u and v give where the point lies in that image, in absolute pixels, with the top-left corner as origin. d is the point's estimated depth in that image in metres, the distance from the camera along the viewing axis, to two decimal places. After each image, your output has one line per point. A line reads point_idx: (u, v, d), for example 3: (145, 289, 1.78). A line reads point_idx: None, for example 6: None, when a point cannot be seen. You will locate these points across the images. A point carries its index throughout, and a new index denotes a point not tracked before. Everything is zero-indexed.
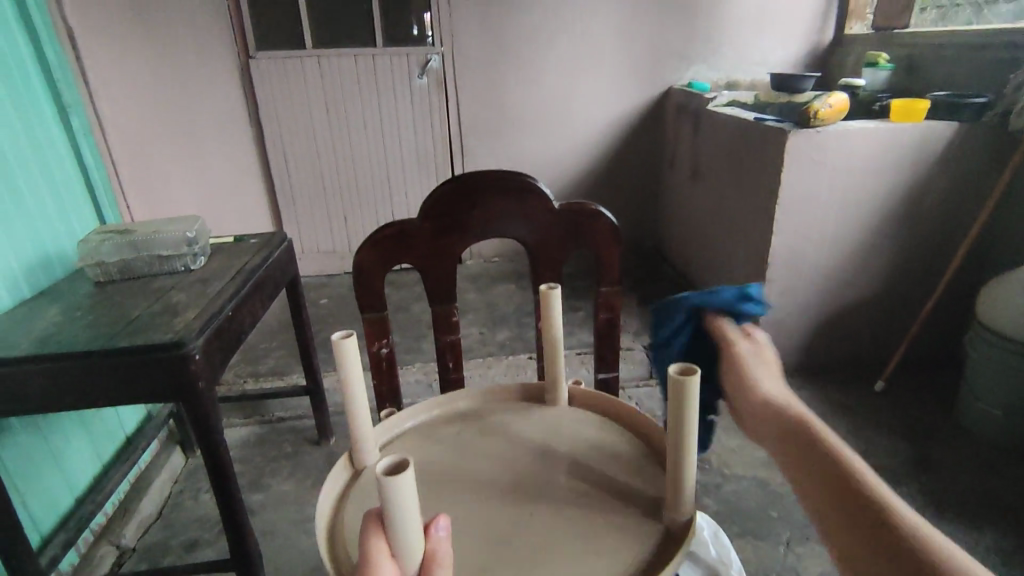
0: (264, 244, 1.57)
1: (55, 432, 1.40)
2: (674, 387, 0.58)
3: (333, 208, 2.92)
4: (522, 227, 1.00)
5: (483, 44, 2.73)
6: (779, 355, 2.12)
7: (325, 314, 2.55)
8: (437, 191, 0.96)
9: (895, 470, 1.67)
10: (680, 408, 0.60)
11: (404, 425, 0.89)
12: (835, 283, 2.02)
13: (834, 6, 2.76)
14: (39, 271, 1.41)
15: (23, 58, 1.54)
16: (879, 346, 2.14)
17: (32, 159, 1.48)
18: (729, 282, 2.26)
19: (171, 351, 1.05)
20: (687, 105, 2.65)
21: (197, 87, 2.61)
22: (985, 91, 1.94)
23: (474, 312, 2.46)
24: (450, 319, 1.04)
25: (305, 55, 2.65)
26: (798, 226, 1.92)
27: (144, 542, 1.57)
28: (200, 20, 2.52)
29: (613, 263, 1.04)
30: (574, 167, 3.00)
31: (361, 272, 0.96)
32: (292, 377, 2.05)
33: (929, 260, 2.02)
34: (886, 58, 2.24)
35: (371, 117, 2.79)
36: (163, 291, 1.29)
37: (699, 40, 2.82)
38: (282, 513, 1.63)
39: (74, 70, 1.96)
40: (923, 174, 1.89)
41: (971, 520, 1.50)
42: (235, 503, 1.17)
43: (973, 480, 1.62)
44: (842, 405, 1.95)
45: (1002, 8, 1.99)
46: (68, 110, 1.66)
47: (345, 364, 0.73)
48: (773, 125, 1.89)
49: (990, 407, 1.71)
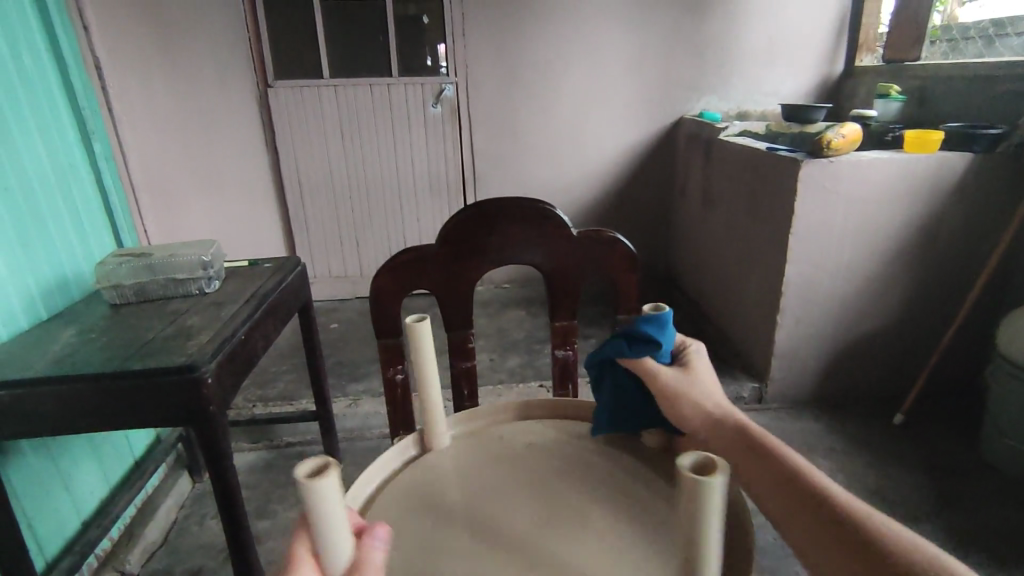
0: (278, 269, 1.58)
1: (65, 454, 1.40)
2: (686, 485, 0.42)
3: (346, 233, 2.94)
4: (539, 253, 1.00)
5: (496, 74, 2.78)
6: (795, 386, 2.08)
7: (336, 339, 2.55)
8: (454, 217, 0.96)
9: (916, 506, 1.62)
10: (694, 511, 0.43)
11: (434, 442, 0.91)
12: (850, 313, 2.00)
13: (843, 40, 2.81)
14: (56, 292, 1.42)
15: (51, 86, 1.58)
16: (898, 378, 2.10)
17: (54, 184, 1.51)
18: (742, 311, 2.24)
19: (184, 374, 1.05)
20: (698, 135, 2.66)
21: (217, 115, 2.67)
22: (998, 121, 1.94)
23: (485, 338, 2.45)
24: (467, 344, 1.03)
25: (322, 84, 2.71)
26: (813, 256, 1.91)
27: (149, 568, 1.55)
28: (222, 50, 2.59)
29: (629, 290, 1.04)
30: (585, 195, 3.02)
31: (378, 297, 0.96)
32: (301, 402, 2.03)
33: (946, 290, 1.99)
34: (897, 89, 2.25)
35: (385, 144, 2.84)
36: (178, 315, 1.30)
37: (710, 71, 2.85)
38: (289, 541, 1.60)
39: (98, 97, 2.02)
40: (938, 205, 1.88)
41: (998, 560, 1.44)
42: (244, 532, 1.15)
43: (1000, 517, 1.57)
44: (861, 439, 1.91)
45: (1014, 41, 2.00)
46: (92, 136, 1.70)
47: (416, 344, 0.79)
48: (785, 155, 1.90)
49: (1013, 442, 1.67)
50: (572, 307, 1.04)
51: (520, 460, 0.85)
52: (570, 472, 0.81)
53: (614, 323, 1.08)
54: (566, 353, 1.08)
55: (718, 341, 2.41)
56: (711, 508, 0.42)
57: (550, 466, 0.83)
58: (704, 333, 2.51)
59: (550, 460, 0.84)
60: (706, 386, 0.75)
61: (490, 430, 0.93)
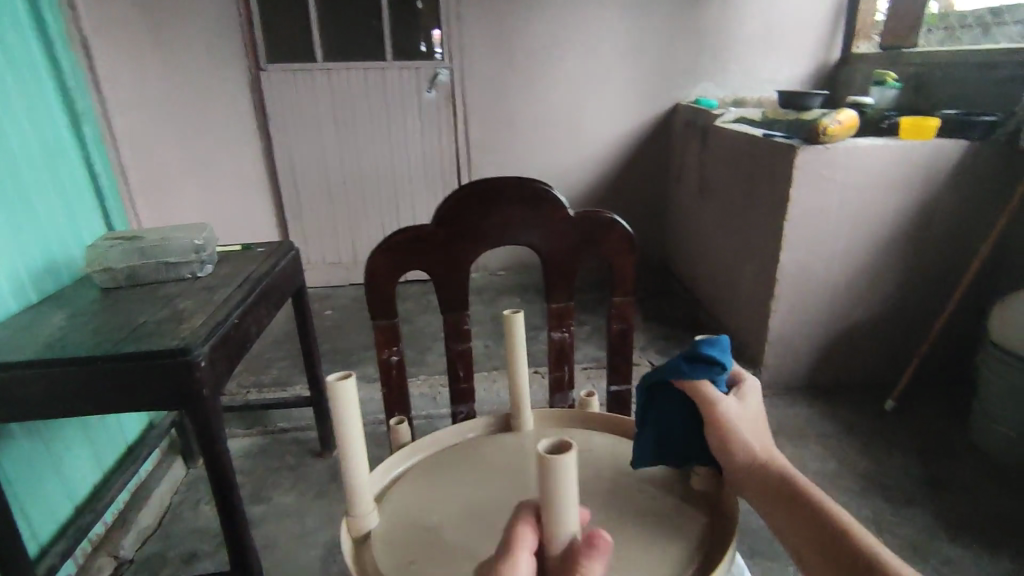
0: (271, 253, 1.57)
1: (57, 439, 1.39)
2: (543, 465, 0.46)
3: (340, 219, 2.92)
4: (536, 235, 0.99)
5: (491, 59, 2.76)
6: (788, 371, 2.10)
7: (329, 325, 2.54)
8: (449, 198, 0.95)
9: (907, 490, 1.64)
10: (549, 489, 0.47)
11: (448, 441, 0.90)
12: (844, 300, 2.01)
13: (840, 28, 2.79)
14: (46, 276, 1.41)
15: (39, 66, 1.55)
16: (891, 365, 2.11)
17: (43, 166, 1.49)
18: (736, 297, 2.25)
19: (176, 357, 1.04)
20: (694, 121, 2.66)
21: (208, 98, 2.63)
22: (994, 110, 1.94)
23: (480, 325, 2.45)
24: (461, 327, 1.03)
25: (316, 68, 2.67)
26: (808, 243, 1.91)
27: (143, 553, 1.55)
28: (212, 32, 2.55)
29: (626, 273, 1.04)
30: (580, 182, 3.00)
31: (373, 277, 0.95)
32: (295, 388, 2.03)
33: (940, 278, 2.00)
34: (893, 77, 2.24)
35: (379, 128, 2.81)
36: (170, 298, 1.28)
37: (707, 58, 2.84)
38: (284, 526, 1.60)
39: (88, 80, 1.99)
40: (933, 193, 1.88)
41: (987, 543, 1.46)
42: (238, 515, 1.15)
43: (988, 501, 1.59)
44: (851, 424, 1.93)
45: (1010, 29, 2.00)
46: (81, 117, 1.67)
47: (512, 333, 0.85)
48: (781, 141, 1.89)
49: (1004, 428, 1.68)
50: (568, 290, 1.03)
51: (522, 449, 0.86)
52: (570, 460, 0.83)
53: (609, 306, 1.08)
54: (562, 335, 1.08)
55: (711, 328, 2.41)
56: (562, 486, 0.47)
57: None
58: (698, 320, 2.52)
59: None
60: (755, 421, 0.70)
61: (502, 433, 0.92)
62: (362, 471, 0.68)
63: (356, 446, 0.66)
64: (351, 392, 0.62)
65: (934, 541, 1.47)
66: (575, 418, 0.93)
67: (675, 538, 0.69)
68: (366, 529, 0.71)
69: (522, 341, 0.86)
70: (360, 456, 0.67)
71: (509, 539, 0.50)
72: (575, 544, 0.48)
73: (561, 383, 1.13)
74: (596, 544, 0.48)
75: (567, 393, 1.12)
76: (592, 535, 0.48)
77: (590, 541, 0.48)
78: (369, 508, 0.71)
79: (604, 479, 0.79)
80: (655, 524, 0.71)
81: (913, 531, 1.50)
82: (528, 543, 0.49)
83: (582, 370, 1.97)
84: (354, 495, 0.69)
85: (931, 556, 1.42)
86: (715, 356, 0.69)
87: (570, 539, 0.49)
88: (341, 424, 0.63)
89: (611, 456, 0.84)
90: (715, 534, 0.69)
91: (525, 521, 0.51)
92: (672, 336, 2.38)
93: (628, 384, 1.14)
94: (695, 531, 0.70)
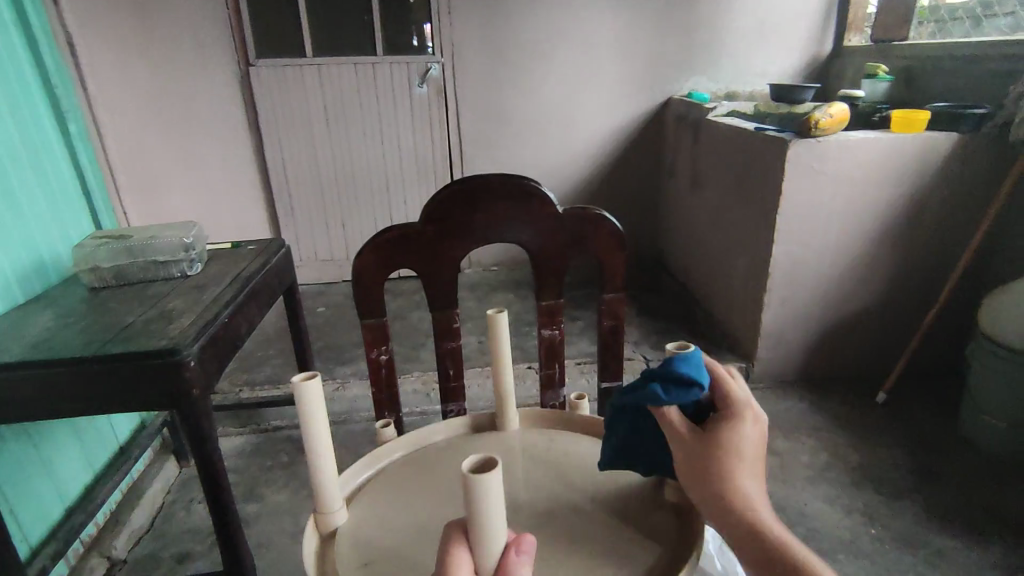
0: (262, 251, 1.56)
1: (47, 440, 1.38)
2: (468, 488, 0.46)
3: (331, 215, 2.91)
4: (526, 232, 0.98)
5: (482, 54, 2.74)
6: (781, 365, 2.11)
7: (322, 322, 2.53)
8: (438, 195, 0.94)
9: (898, 481, 1.65)
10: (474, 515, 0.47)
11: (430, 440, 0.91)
12: (836, 293, 2.01)
13: (832, 20, 2.79)
14: (33, 276, 1.39)
15: (23, 64, 1.53)
16: (882, 357, 2.12)
17: (29, 165, 1.47)
18: (729, 291, 2.25)
19: (165, 358, 1.03)
20: (686, 115, 2.65)
21: (197, 94, 2.60)
22: (984, 103, 1.94)
23: (473, 320, 2.44)
24: (452, 326, 1.02)
25: (306, 63, 2.65)
26: (799, 237, 1.92)
27: (136, 553, 1.54)
28: (200, 27, 2.52)
29: (616, 269, 1.03)
30: (573, 177, 3.00)
31: (361, 276, 0.95)
32: (288, 386, 2.02)
33: (931, 271, 2.01)
34: (885, 69, 2.24)
35: (370, 124, 2.79)
36: (159, 298, 1.27)
37: (699, 51, 2.83)
38: (277, 525, 1.60)
39: (73, 77, 1.97)
40: (923, 186, 1.89)
41: (976, 534, 1.47)
42: (229, 515, 1.14)
43: (978, 493, 1.60)
44: (843, 417, 1.94)
45: (1001, 21, 1.99)
46: (66, 115, 1.66)
47: (496, 335, 0.86)
48: (773, 135, 1.89)
49: (994, 420, 1.69)
50: (558, 286, 1.03)
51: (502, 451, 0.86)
52: (555, 462, 0.83)
53: (600, 303, 1.08)
54: (552, 332, 1.08)
55: (704, 322, 2.42)
56: (483, 511, 0.47)
57: (537, 455, 0.85)
58: (691, 314, 2.52)
59: (537, 448, 0.86)
60: (742, 449, 0.58)
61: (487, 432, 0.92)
62: (329, 472, 0.72)
63: (324, 447, 0.70)
64: (316, 391, 0.67)
65: (924, 533, 1.48)
66: (564, 420, 0.92)
67: (650, 539, 0.69)
68: (334, 525, 0.74)
69: (505, 342, 0.86)
70: (329, 459, 0.71)
71: (444, 562, 0.49)
72: (508, 555, 0.49)
73: (552, 380, 1.13)
74: (523, 548, 0.50)
75: (559, 389, 1.12)
76: (517, 540, 0.50)
77: (517, 545, 0.49)
78: (337, 504, 0.74)
79: (579, 482, 0.79)
80: (632, 526, 0.71)
81: (904, 523, 1.51)
82: (464, 566, 0.48)
83: (575, 365, 1.97)
84: (322, 495, 0.73)
85: (922, 548, 1.44)
86: (691, 379, 0.61)
87: (501, 556, 0.49)
88: (308, 425, 0.68)
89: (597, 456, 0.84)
90: (688, 535, 0.69)
91: (456, 540, 0.50)
92: (666, 331, 2.38)
93: (619, 380, 1.14)
94: (665, 533, 0.70)
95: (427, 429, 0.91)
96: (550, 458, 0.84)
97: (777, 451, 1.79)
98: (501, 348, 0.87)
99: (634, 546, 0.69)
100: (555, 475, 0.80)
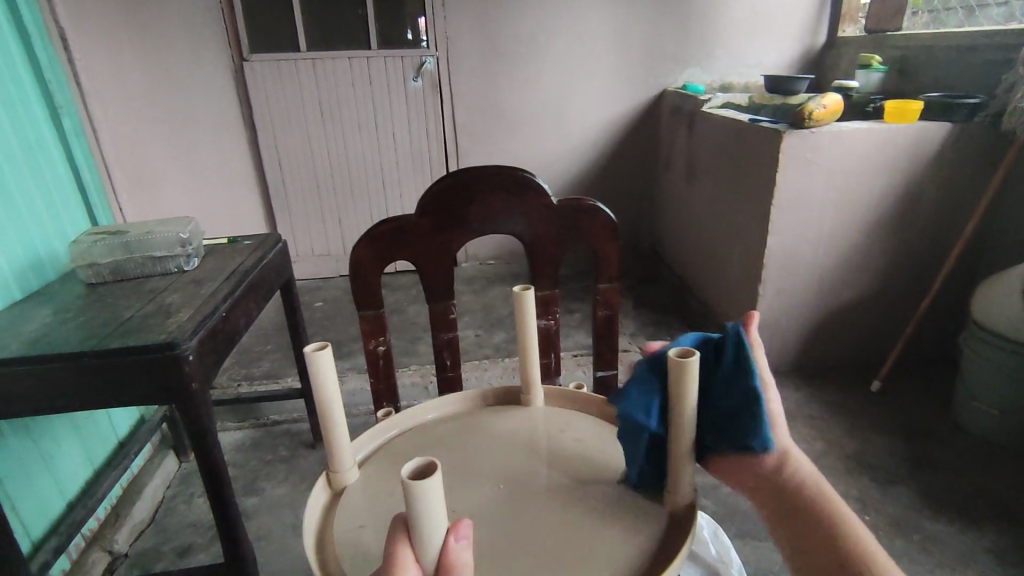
0: (258, 245, 1.56)
1: (46, 435, 1.38)
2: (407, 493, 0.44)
3: (327, 210, 2.91)
4: (520, 223, 0.99)
5: (478, 47, 2.73)
6: (776, 355, 2.12)
7: (320, 317, 2.54)
8: (433, 186, 0.95)
9: (891, 468, 1.67)
10: (416, 515, 0.45)
11: (426, 416, 0.92)
12: (831, 283, 2.03)
13: (826, 11, 2.79)
14: (30, 272, 1.40)
15: (16, 60, 1.53)
16: (876, 347, 2.14)
17: (24, 160, 1.47)
18: (724, 281, 2.26)
19: (163, 351, 1.04)
20: (681, 107, 2.66)
21: (190, 90, 2.59)
22: (977, 93, 1.96)
23: (470, 314, 2.45)
24: (448, 317, 1.03)
25: (300, 58, 2.64)
26: (794, 227, 1.93)
27: (137, 547, 1.56)
28: (195, 22, 2.51)
29: (611, 259, 1.04)
30: (569, 169, 3.00)
31: (357, 268, 0.95)
32: (286, 380, 2.03)
33: (924, 259, 2.02)
34: (879, 59, 2.24)
35: (366, 118, 2.79)
36: (157, 292, 1.28)
37: (694, 42, 2.83)
38: (277, 517, 1.61)
39: (66, 73, 1.95)
40: (916, 176, 1.90)
41: (968, 519, 1.49)
42: (230, 506, 1.15)
43: (971, 479, 1.62)
44: (838, 405, 1.96)
45: (993, 11, 1.99)
46: (60, 110, 1.65)
47: (523, 311, 0.85)
48: (768, 126, 1.90)
49: (986, 406, 1.72)
50: (553, 276, 1.04)
51: (501, 432, 0.86)
52: (553, 444, 0.83)
53: (595, 293, 1.09)
54: (548, 322, 1.09)
55: (700, 313, 2.43)
56: (423, 509, 0.45)
57: (535, 437, 0.85)
58: (687, 305, 2.53)
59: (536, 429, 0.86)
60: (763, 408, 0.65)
61: (484, 411, 0.92)
62: (344, 437, 0.74)
63: (337, 416, 0.72)
64: (329, 362, 0.68)
65: (918, 518, 1.50)
66: (572, 400, 0.93)
67: (640, 529, 0.68)
68: (344, 483, 0.77)
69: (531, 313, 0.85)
70: (342, 427, 0.74)
71: (387, 560, 0.47)
72: (448, 542, 0.47)
73: (549, 370, 1.15)
74: (462, 534, 0.48)
75: (555, 378, 1.14)
76: (455, 525, 0.48)
77: (455, 531, 0.47)
78: (349, 461, 0.77)
79: (575, 462, 0.79)
80: (625, 509, 0.71)
81: (898, 509, 1.53)
82: (408, 562, 0.46)
83: (573, 357, 1.99)
84: (335, 454, 0.75)
85: (915, 533, 1.46)
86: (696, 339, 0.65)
87: (440, 544, 0.47)
88: (321, 392, 0.70)
89: (595, 435, 0.85)
90: (670, 531, 0.68)
91: (399, 536, 0.48)
92: (662, 322, 2.40)
93: (615, 369, 1.15)
94: (654, 528, 0.68)
95: (422, 404, 0.93)
96: (548, 436, 0.85)
97: None
98: (527, 318, 0.86)
99: (622, 533, 0.68)
100: (551, 456, 0.80)
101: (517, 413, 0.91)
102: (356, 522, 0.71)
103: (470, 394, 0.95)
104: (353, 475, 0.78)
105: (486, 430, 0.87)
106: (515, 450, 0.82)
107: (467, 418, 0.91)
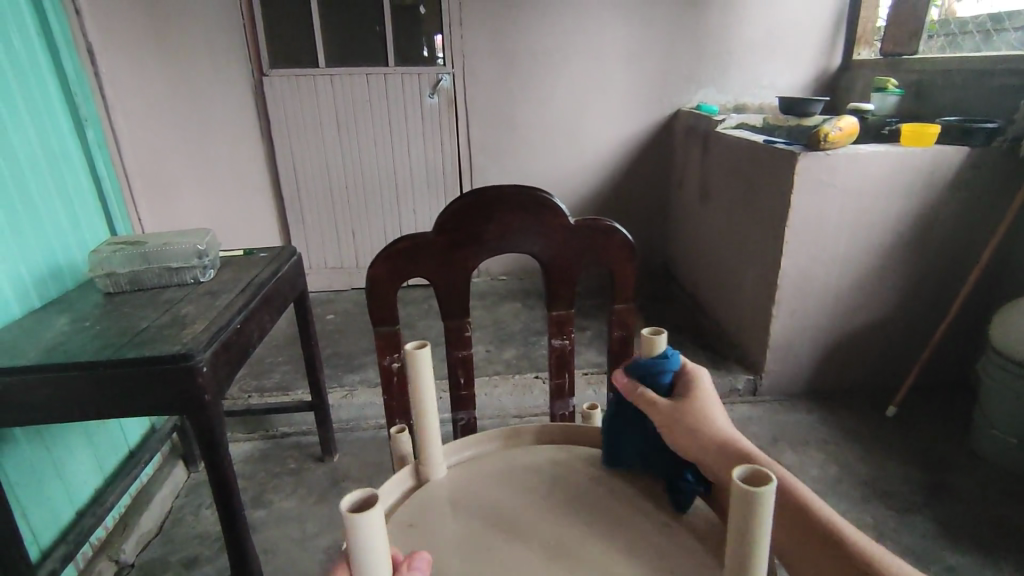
0: (274, 258, 1.58)
1: (59, 442, 1.39)
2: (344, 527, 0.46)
3: (341, 223, 2.93)
4: (536, 243, 0.99)
5: (493, 65, 2.77)
6: (789, 378, 2.10)
7: (332, 330, 2.55)
8: (450, 205, 0.95)
9: (906, 496, 1.64)
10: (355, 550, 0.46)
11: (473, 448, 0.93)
12: (845, 306, 2.01)
13: (842, 34, 2.80)
14: (50, 281, 1.42)
15: (44, 72, 1.56)
16: (893, 372, 2.11)
17: (47, 170, 1.49)
18: (737, 302, 2.25)
19: (178, 362, 1.05)
20: (695, 127, 2.67)
21: (210, 104, 2.64)
22: (995, 117, 1.95)
23: (481, 329, 2.45)
24: (463, 335, 1.03)
25: (318, 73, 2.68)
26: (810, 249, 1.91)
27: (144, 557, 1.55)
28: (217, 37, 2.56)
29: (626, 279, 1.04)
30: (582, 187, 3.02)
31: (374, 284, 0.96)
32: (296, 392, 2.03)
33: (941, 285, 2.00)
34: (895, 83, 2.23)
35: (381, 133, 2.82)
36: (173, 303, 1.29)
37: (708, 63, 2.85)
38: (283, 531, 1.60)
39: (92, 86, 2.00)
40: (933, 200, 1.89)
41: (987, 550, 1.46)
42: (239, 520, 1.15)
43: (990, 509, 1.59)
44: (852, 430, 1.93)
45: (1010, 35, 2.00)
46: (85, 122, 1.68)
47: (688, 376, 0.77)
48: (783, 148, 1.89)
49: (1004, 435, 1.68)
50: (568, 297, 1.04)
51: (544, 470, 0.88)
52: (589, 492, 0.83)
53: (609, 314, 1.09)
54: (563, 342, 1.09)
55: (712, 332, 2.42)
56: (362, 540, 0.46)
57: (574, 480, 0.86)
58: (699, 325, 2.52)
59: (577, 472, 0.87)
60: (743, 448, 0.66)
61: (528, 444, 0.94)
62: (435, 433, 0.84)
63: (430, 415, 0.81)
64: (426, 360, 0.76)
65: (935, 549, 1.46)
66: None
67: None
68: (430, 477, 0.86)
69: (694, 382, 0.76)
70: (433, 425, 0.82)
71: None
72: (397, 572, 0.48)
73: (562, 391, 1.14)
74: None
75: (569, 400, 1.13)
76: None
77: None
78: (439, 461, 0.86)
79: (608, 508, 0.80)
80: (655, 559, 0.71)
81: (914, 539, 1.49)
82: None
83: (583, 376, 1.98)
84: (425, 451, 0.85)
85: (932, 564, 1.42)
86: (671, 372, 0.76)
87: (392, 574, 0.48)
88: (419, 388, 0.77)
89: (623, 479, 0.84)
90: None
91: None
92: (673, 342, 2.38)
93: None
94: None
95: (482, 433, 0.95)
96: (590, 479, 0.86)
97: (786, 465, 1.77)
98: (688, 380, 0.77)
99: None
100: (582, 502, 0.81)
101: (561, 451, 0.93)
102: (413, 543, 0.75)
103: (532, 426, 0.97)
104: (438, 473, 0.86)
105: (525, 471, 0.88)
106: (551, 492, 0.83)
107: (514, 451, 0.93)
